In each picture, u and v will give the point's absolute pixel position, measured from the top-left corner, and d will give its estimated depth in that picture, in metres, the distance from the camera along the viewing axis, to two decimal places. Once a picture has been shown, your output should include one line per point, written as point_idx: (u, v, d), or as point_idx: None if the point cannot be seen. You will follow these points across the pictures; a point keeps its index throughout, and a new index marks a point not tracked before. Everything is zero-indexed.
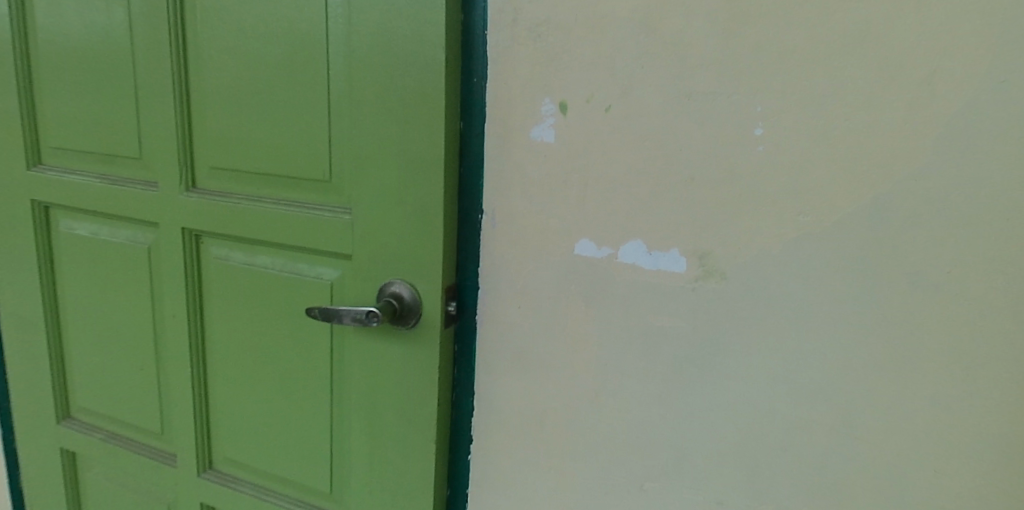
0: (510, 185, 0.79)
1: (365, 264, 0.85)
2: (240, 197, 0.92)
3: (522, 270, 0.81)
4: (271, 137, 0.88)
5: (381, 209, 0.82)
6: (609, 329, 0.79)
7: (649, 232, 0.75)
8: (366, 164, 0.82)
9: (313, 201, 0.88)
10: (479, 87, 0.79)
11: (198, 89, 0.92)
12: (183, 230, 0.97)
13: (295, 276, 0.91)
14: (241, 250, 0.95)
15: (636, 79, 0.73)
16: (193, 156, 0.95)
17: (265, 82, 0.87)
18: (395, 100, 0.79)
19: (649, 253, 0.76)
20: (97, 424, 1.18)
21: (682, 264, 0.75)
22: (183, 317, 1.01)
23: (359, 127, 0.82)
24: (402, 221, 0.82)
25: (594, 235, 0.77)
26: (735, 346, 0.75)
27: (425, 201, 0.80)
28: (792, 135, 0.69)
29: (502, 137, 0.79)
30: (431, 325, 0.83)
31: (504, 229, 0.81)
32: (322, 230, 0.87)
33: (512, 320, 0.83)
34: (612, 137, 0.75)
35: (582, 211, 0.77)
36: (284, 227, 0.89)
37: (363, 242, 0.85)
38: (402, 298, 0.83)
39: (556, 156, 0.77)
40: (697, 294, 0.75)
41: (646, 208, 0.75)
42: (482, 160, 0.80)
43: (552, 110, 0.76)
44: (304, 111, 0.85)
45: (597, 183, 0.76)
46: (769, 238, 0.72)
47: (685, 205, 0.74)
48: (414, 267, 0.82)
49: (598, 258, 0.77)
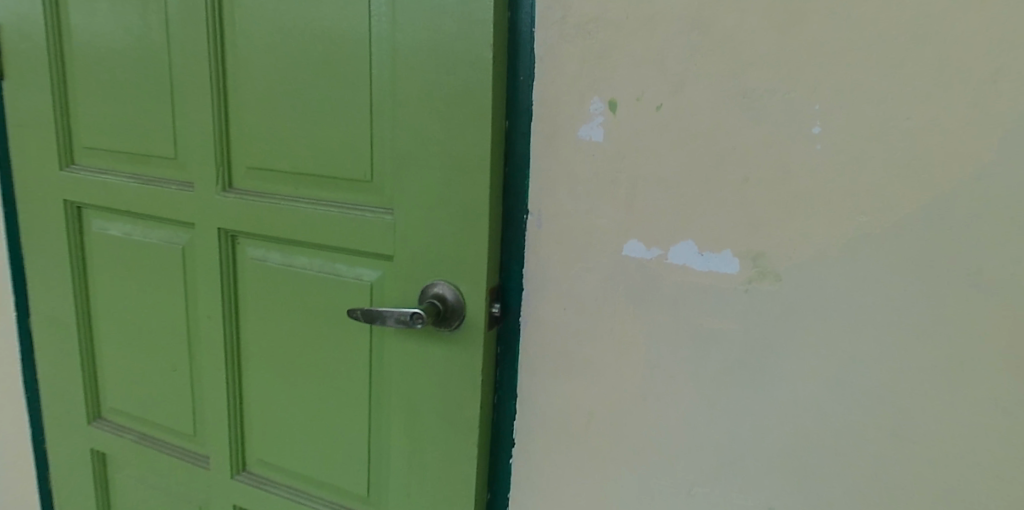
0: (557, 185, 0.78)
1: (407, 265, 0.84)
2: (278, 198, 0.92)
3: (568, 271, 0.79)
4: (310, 136, 0.87)
5: (425, 209, 0.81)
6: (657, 331, 0.77)
7: (700, 233, 0.74)
8: (409, 163, 0.81)
9: (353, 202, 0.87)
10: (526, 86, 0.78)
11: (237, 88, 0.92)
12: (219, 230, 0.96)
13: (335, 277, 0.90)
14: (279, 251, 0.94)
15: (689, 77, 0.71)
16: (231, 156, 0.94)
17: (306, 81, 0.86)
18: (440, 99, 0.78)
19: (701, 254, 0.74)
20: (128, 425, 1.17)
21: (735, 265, 0.73)
22: (218, 318, 1.00)
23: (402, 126, 0.81)
24: (446, 221, 0.81)
25: (643, 236, 0.76)
26: (790, 348, 0.73)
27: (470, 202, 0.79)
28: (852, 134, 0.68)
29: (549, 137, 0.77)
30: (475, 327, 0.82)
31: (549, 230, 0.80)
32: (364, 230, 0.86)
33: (556, 322, 0.81)
34: (663, 136, 0.73)
35: (631, 211, 0.76)
36: (324, 228, 0.88)
37: (406, 243, 0.83)
38: (445, 300, 0.82)
39: (605, 155, 0.75)
40: (749, 296, 0.73)
41: (698, 208, 0.73)
42: (528, 159, 0.79)
43: (601, 108, 0.75)
44: (345, 110, 0.84)
45: (647, 182, 0.74)
46: (825, 240, 0.70)
47: (738, 205, 0.72)
48: (458, 269, 0.81)
49: (647, 260, 0.76)
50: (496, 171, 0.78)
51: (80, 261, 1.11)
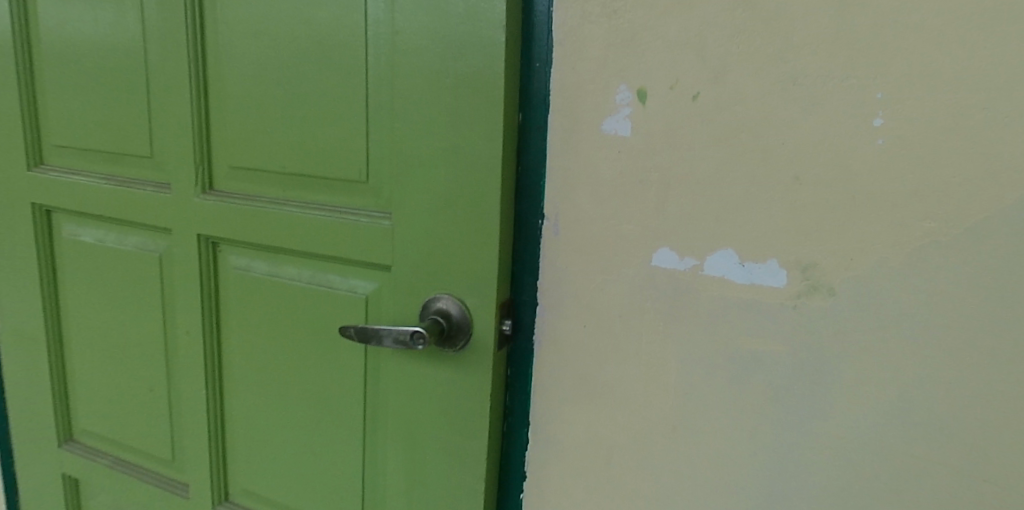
0: (577, 185, 0.69)
1: (407, 275, 0.75)
2: (264, 201, 0.83)
3: (589, 283, 0.70)
4: (299, 132, 0.78)
5: (428, 213, 0.72)
6: (690, 352, 0.68)
7: (742, 240, 0.64)
8: (409, 162, 0.72)
9: (347, 205, 0.78)
10: (542, 74, 0.69)
11: (217, 78, 0.82)
12: (199, 237, 0.87)
13: (326, 289, 0.80)
14: (265, 260, 0.84)
15: (732, 61, 0.62)
16: (212, 155, 0.85)
17: (295, 69, 0.77)
18: (444, 88, 0.69)
19: (742, 264, 0.65)
20: (102, 449, 1.07)
21: (782, 278, 0.64)
22: (198, 333, 0.91)
23: (400, 120, 0.72)
24: (451, 227, 0.71)
25: (675, 243, 0.66)
26: (844, 373, 0.64)
27: (478, 205, 0.70)
28: (921, 126, 0.58)
29: (568, 131, 0.68)
30: (483, 346, 0.72)
31: (568, 236, 0.70)
32: (358, 237, 0.76)
33: (575, 341, 0.72)
34: (701, 129, 0.64)
35: (661, 215, 0.66)
36: (315, 234, 0.79)
37: (406, 251, 0.74)
38: (449, 316, 0.72)
39: (632, 151, 0.66)
40: (799, 312, 0.64)
41: (739, 212, 0.64)
42: (544, 157, 0.70)
43: (628, 98, 0.66)
44: (338, 102, 0.75)
45: (681, 182, 0.65)
46: (888, 248, 0.61)
47: (787, 209, 0.63)
48: (464, 280, 0.72)
49: (680, 270, 0.67)
50: (509, 170, 0.69)
51: (52, 269, 1.02)
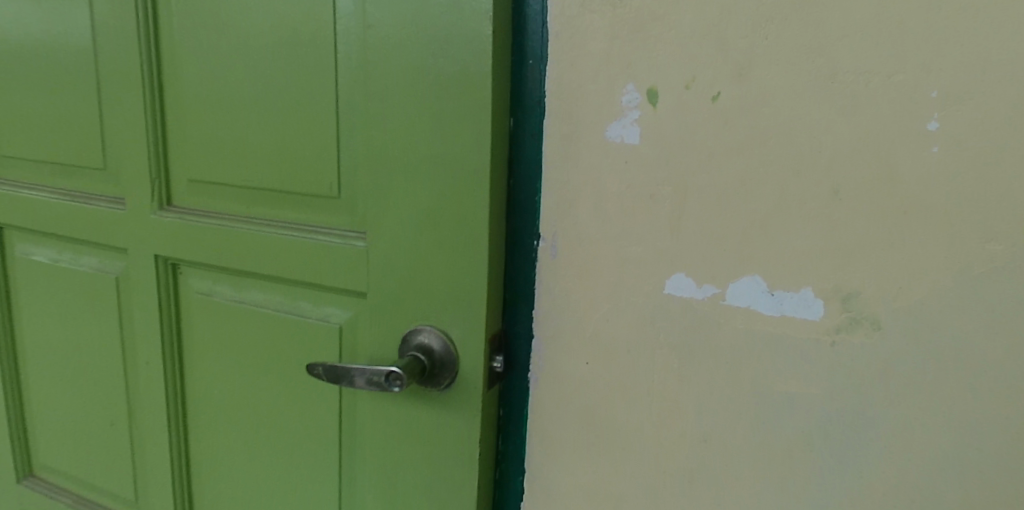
0: (577, 200, 0.60)
1: (385, 303, 0.65)
2: (226, 218, 0.74)
3: (592, 313, 0.61)
4: (264, 141, 0.69)
5: (406, 233, 0.63)
6: (710, 393, 0.59)
7: (772, 264, 0.55)
8: (384, 175, 0.63)
9: (318, 223, 0.69)
10: (537, 72, 0.60)
11: (174, 80, 0.74)
12: (157, 257, 0.78)
13: (295, 318, 0.71)
14: (230, 284, 0.75)
15: (758, 55, 0.53)
16: (169, 167, 0.76)
17: (257, 69, 0.68)
18: (423, 89, 0.60)
19: (771, 292, 0.55)
20: (63, 486, 0.99)
21: (818, 309, 0.54)
22: (158, 364, 0.82)
23: (374, 127, 0.63)
24: (432, 249, 0.62)
25: (692, 267, 0.57)
26: (894, 422, 0.54)
27: (463, 224, 0.60)
28: (987, 129, 0.48)
29: (566, 138, 0.59)
30: (471, 385, 0.63)
31: (567, 259, 0.61)
32: (330, 259, 0.67)
33: (576, 378, 0.63)
34: (722, 134, 0.55)
35: (676, 235, 0.57)
36: (283, 256, 0.70)
37: (382, 276, 0.65)
38: (431, 352, 0.63)
39: (642, 161, 0.57)
40: (838, 349, 0.55)
41: (769, 232, 0.55)
42: (539, 167, 0.61)
43: (637, 99, 0.56)
44: (305, 107, 0.66)
45: (699, 196, 0.56)
46: (947, 275, 0.51)
47: (825, 228, 0.53)
48: (449, 309, 0.63)
49: (698, 299, 0.57)
50: (499, 183, 0.60)
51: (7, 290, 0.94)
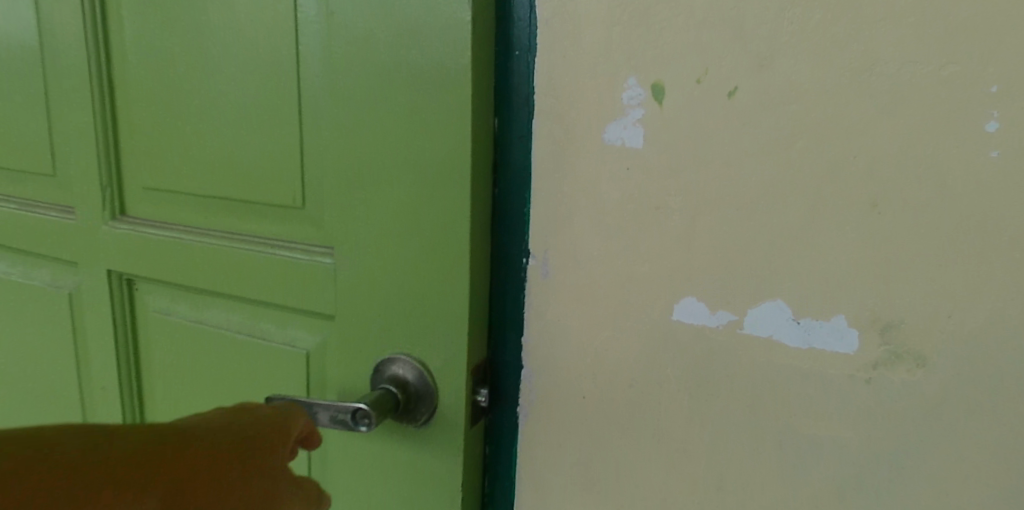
0: (572, 212, 0.52)
1: (355, 328, 0.58)
2: (183, 230, 0.66)
3: (589, 342, 0.53)
4: (221, 145, 0.62)
5: (376, 249, 0.55)
6: (726, 437, 0.51)
7: (798, 288, 0.47)
8: (351, 182, 0.55)
9: (281, 237, 0.61)
10: (523, 66, 0.52)
11: (124, 77, 0.66)
12: (109, 272, 0.71)
13: (258, 342, 0.64)
14: (188, 303, 0.68)
15: (781, 44, 0.45)
16: (121, 173, 0.69)
17: (212, 64, 0.60)
18: (392, 85, 0.52)
19: (797, 321, 0.48)
20: None
21: (851, 341, 0.47)
22: (114, 389, 0.74)
23: (339, 129, 0.55)
24: (406, 268, 0.54)
25: (705, 290, 0.49)
26: (942, 474, 0.46)
27: (440, 241, 0.53)
28: None
29: (558, 142, 0.51)
30: (451, 423, 0.55)
31: (559, 280, 0.53)
32: (294, 278, 0.60)
33: (571, 415, 0.55)
34: (740, 137, 0.47)
35: (686, 253, 0.49)
36: (244, 273, 0.63)
37: (351, 298, 0.57)
38: (406, 384, 0.56)
39: (646, 168, 0.49)
40: (875, 388, 0.47)
41: (794, 251, 0.47)
42: (527, 175, 0.53)
43: (640, 96, 0.48)
44: (265, 106, 0.59)
45: (712, 209, 0.48)
46: (1006, 304, 0.43)
47: (861, 247, 0.45)
48: (425, 337, 0.55)
49: (711, 327, 0.50)
50: (482, 193, 0.52)
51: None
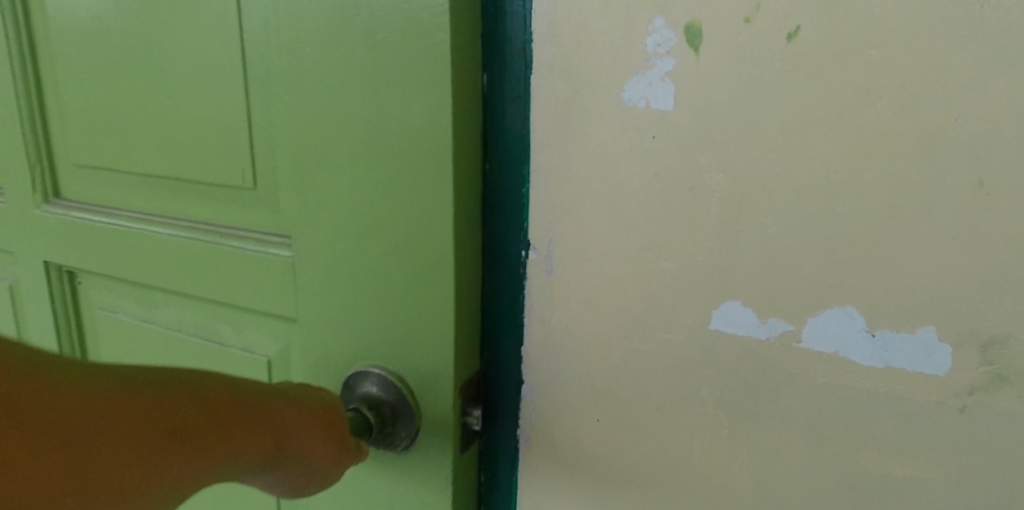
0: (581, 194, 0.41)
1: (320, 335, 0.48)
2: (124, 214, 0.56)
3: (602, 352, 0.43)
4: (157, 113, 0.51)
5: (341, 242, 0.45)
6: (775, 473, 0.41)
7: (874, 291, 0.36)
8: (306, 159, 0.45)
9: (234, 223, 0.51)
10: (518, 6, 0.40)
11: (44, 33, 0.56)
12: (47, 263, 0.62)
13: (215, 344, 0.55)
14: (134, 299, 0.59)
15: None
16: (53, 148, 0.59)
17: (141, 13, 0.50)
18: (350, 35, 0.41)
19: (871, 334, 0.37)
20: None
21: (943, 359, 0.36)
22: None
23: (288, 90, 0.44)
24: (375, 264, 0.44)
25: (751, 293, 0.39)
26: None
27: (416, 231, 0.42)
28: None
29: (562, 104, 0.40)
30: (436, 450, 0.46)
31: (564, 277, 0.43)
32: (250, 274, 0.50)
33: (581, 439, 0.45)
34: (802, 94, 0.36)
35: (728, 246, 0.39)
36: (193, 267, 0.53)
37: (314, 298, 0.48)
38: (381, 404, 0.46)
39: (677, 136, 0.38)
40: (973, 420, 0.36)
41: (872, 244, 0.36)
42: (525, 147, 0.42)
43: (670, 42, 0.37)
44: (204, 65, 0.48)
45: (763, 190, 0.37)
46: None
47: (964, 240, 0.34)
48: (401, 347, 0.45)
49: (758, 338, 0.39)
50: (469, 173, 0.42)
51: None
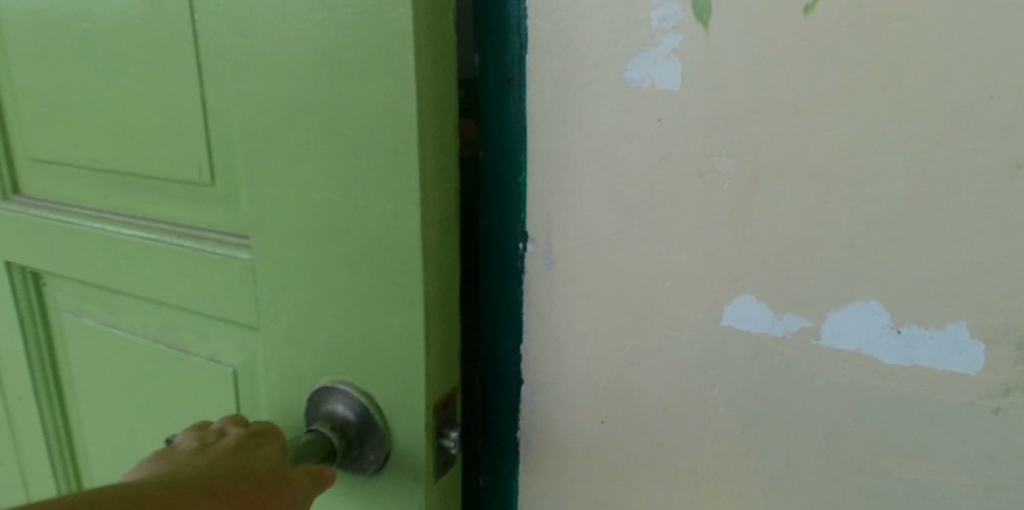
0: (581, 182, 0.38)
1: (288, 347, 0.45)
2: (86, 215, 0.53)
3: (605, 353, 0.40)
4: (115, 107, 0.48)
5: (307, 245, 0.41)
6: (791, 477, 0.39)
7: (899, 285, 0.34)
8: (270, 160, 0.41)
9: (199, 223, 0.48)
10: None
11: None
12: (10, 265, 0.59)
13: (181, 353, 0.51)
14: (102, 303, 0.55)
15: None
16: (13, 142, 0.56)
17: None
18: (313, 19, 0.37)
19: (896, 331, 0.34)
20: None
21: (975, 357, 0.33)
22: (32, 401, 0.62)
23: (249, 84, 0.40)
24: (342, 269, 0.40)
25: (767, 287, 0.36)
26: None
27: (382, 234, 0.38)
28: None
29: (559, 86, 0.37)
30: (409, 473, 0.42)
31: (565, 272, 0.40)
32: (215, 280, 0.47)
33: (583, 444, 0.42)
34: (821, 72, 0.33)
35: (741, 237, 0.36)
36: (157, 271, 0.49)
37: (280, 306, 0.44)
38: (346, 422, 0.43)
39: (684, 120, 0.35)
40: (1006, 421, 0.33)
41: (896, 234, 0.33)
42: (520, 135, 0.39)
43: (676, 16, 0.34)
44: (163, 56, 0.44)
45: (779, 177, 0.35)
46: None
47: (998, 229, 0.32)
48: (373, 360, 0.41)
49: (773, 335, 0.37)
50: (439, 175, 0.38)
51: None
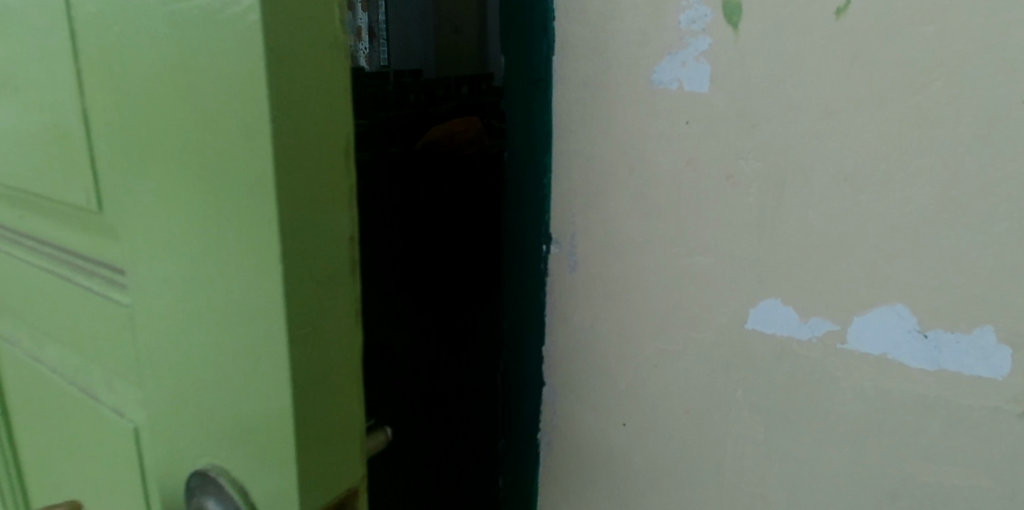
0: (607, 184, 0.38)
1: (170, 411, 0.34)
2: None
3: (628, 354, 0.40)
4: None
5: (176, 279, 0.30)
6: (814, 481, 0.39)
7: (926, 290, 0.33)
8: (128, 171, 0.31)
9: (79, 249, 0.38)
10: None
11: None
12: None
13: (84, 400, 0.42)
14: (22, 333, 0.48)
15: None
16: None
17: None
18: None
19: (923, 335, 0.34)
20: None
21: (1005, 365, 0.33)
22: None
23: (107, 74, 0.30)
24: (216, 313, 0.29)
25: (793, 291, 0.36)
26: None
27: (251, 265, 0.27)
28: None
29: (587, 88, 0.37)
30: None
31: (589, 273, 0.40)
32: (102, 315, 0.37)
33: (605, 444, 0.43)
34: (851, 74, 0.32)
35: (768, 241, 0.36)
36: (58, 302, 0.41)
37: (158, 358, 0.33)
38: None
39: (712, 123, 0.35)
40: None
41: (925, 238, 0.33)
42: (547, 136, 0.39)
43: (706, 18, 0.34)
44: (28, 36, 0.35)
45: (806, 180, 0.34)
46: None
47: None
48: (251, 441, 0.29)
49: (799, 339, 0.37)
50: (320, 189, 0.26)
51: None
